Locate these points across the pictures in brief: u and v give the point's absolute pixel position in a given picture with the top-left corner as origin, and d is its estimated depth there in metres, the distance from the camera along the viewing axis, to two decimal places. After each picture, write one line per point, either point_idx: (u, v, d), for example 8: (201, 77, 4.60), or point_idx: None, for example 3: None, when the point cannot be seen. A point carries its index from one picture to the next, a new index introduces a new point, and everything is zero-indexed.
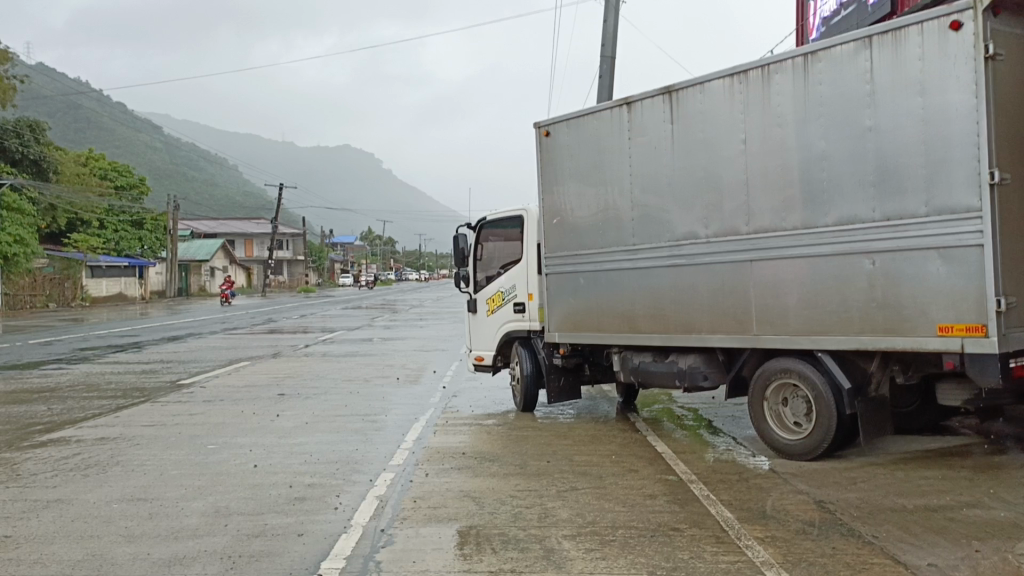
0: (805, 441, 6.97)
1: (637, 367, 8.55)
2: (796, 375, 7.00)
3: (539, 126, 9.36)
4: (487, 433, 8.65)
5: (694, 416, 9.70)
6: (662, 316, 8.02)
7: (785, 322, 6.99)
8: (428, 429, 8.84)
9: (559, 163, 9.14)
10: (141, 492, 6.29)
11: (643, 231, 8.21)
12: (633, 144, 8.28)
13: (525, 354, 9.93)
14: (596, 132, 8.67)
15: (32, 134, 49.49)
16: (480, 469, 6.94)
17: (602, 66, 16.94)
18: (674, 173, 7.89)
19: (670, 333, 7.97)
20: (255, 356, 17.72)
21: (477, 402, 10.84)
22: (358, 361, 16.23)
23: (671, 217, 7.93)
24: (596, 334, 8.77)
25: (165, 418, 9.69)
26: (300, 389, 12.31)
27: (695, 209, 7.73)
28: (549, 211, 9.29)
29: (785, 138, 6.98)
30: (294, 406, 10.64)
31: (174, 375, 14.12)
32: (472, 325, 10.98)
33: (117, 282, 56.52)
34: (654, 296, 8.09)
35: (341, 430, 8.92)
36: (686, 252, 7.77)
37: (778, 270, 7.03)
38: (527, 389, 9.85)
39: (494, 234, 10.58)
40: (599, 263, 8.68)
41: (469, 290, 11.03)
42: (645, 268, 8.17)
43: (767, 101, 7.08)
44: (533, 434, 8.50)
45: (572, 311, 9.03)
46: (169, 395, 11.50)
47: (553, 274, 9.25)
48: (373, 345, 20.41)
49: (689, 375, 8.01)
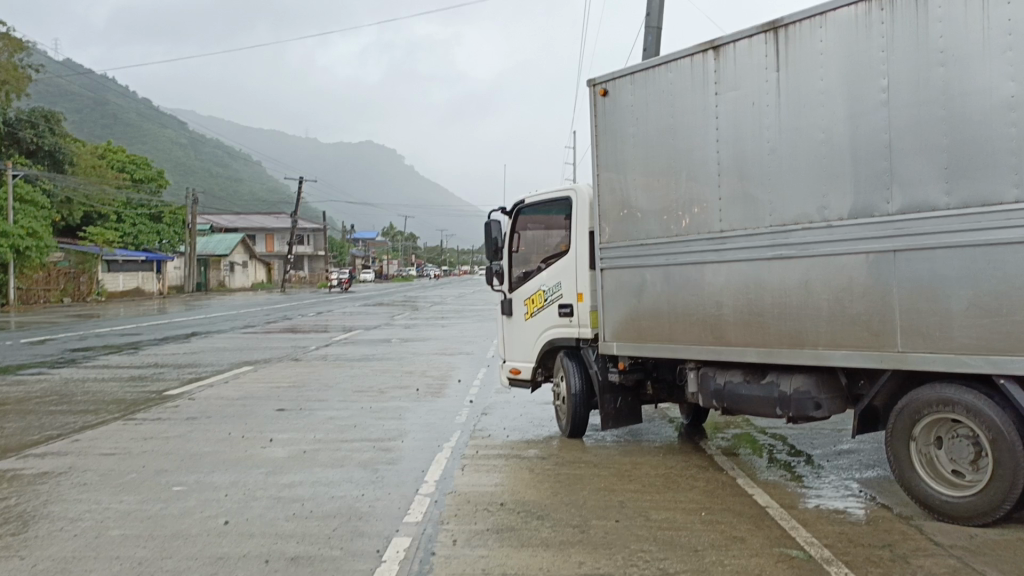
0: (976, 499, 5.08)
1: (721, 389, 6.67)
2: (960, 409, 5.08)
3: (593, 83, 7.46)
4: (530, 469, 6.82)
5: (782, 448, 7.84)
6: (760, 325, 6.15)
7: (946, 334, 5.10)
8: (454, 465, 7.02)
9: (620, 130, 7.25)
10: (59, 569, 4.53)
11: (733, 213, 6.34)
12: (721, 101, 6.40)
13: (571, 368, 8.07)
14: (670, 88, 6.78)
15: (48, 124, 48.33)
16: (527, 533, 5.11)
17: (648, 38, 14.96)
18: (780, 138, 6.02)
19: (771, 346, 6.10)
20: (261, 359, 15.96)
21: (512, 424, 9.01)
22: (372, 367, 14.44)
23: (775, 195, 6.06)
24: (668, 347, 6.91)
25: (133, 443, 7.94)
26: (303, 403, 10.51)
27: (808, 182, 5.84)
28: (606, 191, 7.43)
29: (949, 83, 5.10)
30: (291, 426, 8.86)
31: (163, 383, 12.39)
32: (506, 332, 9.16)
33: (134, 276, 55.35)
34: (749, 297, 6.22)
35: (345, 464, 7.13)
36: (796, 240, 5.89)
37: (936, 263, 5.14)
38: (574, 411, 8.03)
39: (535, 221, 8.72)
40: (672, 256, 6.81)
41: (503, 288, 9.20)
42: (738, 261, 6.29)
43: (923, 32, 5.20)
44: (589, 472, 6.66)
45: (635, 317, 7.18)
46: (149, 411, 9.75)
47: (610, 269, 7.40)
48: (392, 347, 18.60)
49: (795, 402, 6.13)
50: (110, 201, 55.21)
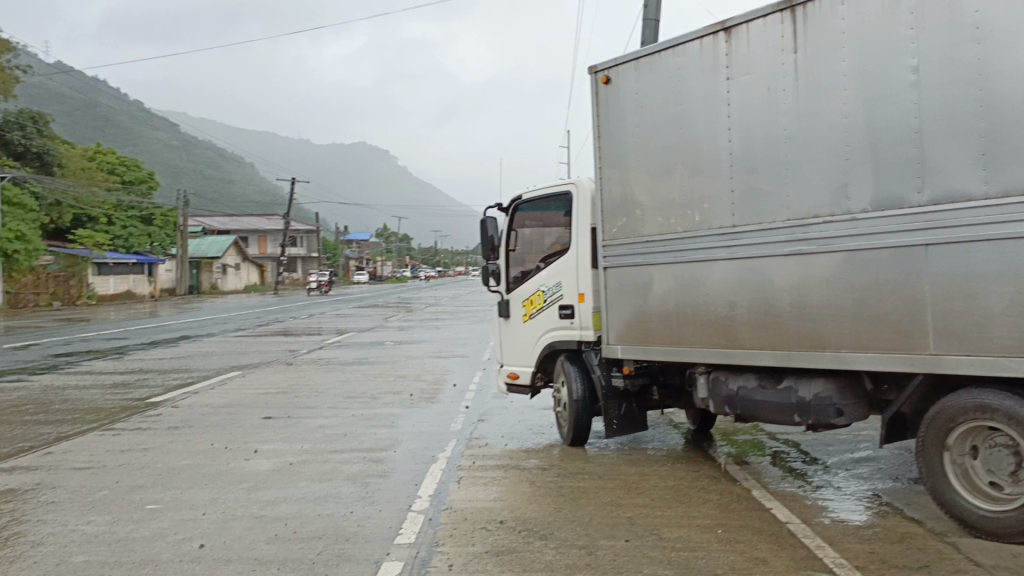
0: (1017, 514, 4.66)
1: (735, 395, 6.24)
2: (1000, 417, 4.66)
3: (595, 70, 7.03)
4: (530, 482, 6.39)
5: (795, 455, 7.43)
6: (777, 326, 5.73)
7: (983, 335, 4.69)
8: (450, 477, 6.59)
9: (624, 119, 6.83)
10: None
11: (746, 206, 5.93)
12: (733, 86, 5.98)
13: (573, 372, 7.64)
14: (678, 73, 6.36)
15: (36, 126, 47.68)
16: (529, 556, 4.67)
17: (647, 30, 14.52)
18: (798, 125, 5.60)
19: (788, 349, 5.68)
20: (250, 364, 15.49)
21: (510, 431, 8.57)
22: (365, 372, 13.99)
23: (792, 186, 5.64)
24: (676, 350, 6.49)
25: (108, 456, 7.48)
26: (291, 411, 10.06)
27: (828, 172, 5.43)
28: (608, 185, 7.00)
29: (985, 61, 4.69)
30: (278, 436, 8.41)
31: (147, 390, 11.93)
32: (504, 335, 8.73)
33: (124, 279, 54.75)
34: (764, 297, 5.80)
35: (333, 478, 6.69)
36: (816, 235, 5.48)
37: (972, 258, 4.72)
38: (576, 418, 7.60)
39: (533, 217, 8.28)
40: (680, 253, 6.39)
41: (500, 289, 8.77)
42: (752, 257, 5.87)
43: (957, 7, 4.79)
44: (594, 485, 6.23)
45: (641, 318, 6.76)
46: (128, 420, 9.28)
47: (614, 268, 6.97)
48: (386, 349, 18.15)
49: (815, 408, 5.71)
50: (100, 203, 54.57)
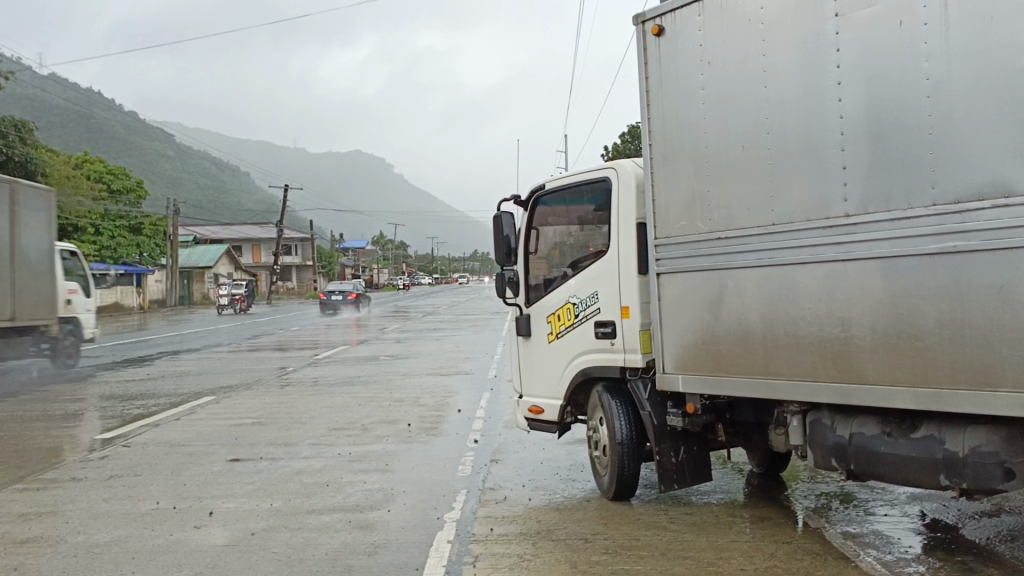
0: None
1: (846, 444, 4.61)
2: None
3: (642, 19, 5.38)
4: (571, 564, 4.74)
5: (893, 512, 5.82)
6: (917, 352, 4.12)
7: None
8: (463, 558, 4.92)
9: (682, 80, 5.21)
10: None
11: (866, 189, 4.32)
12: (845, 26, 4.39)
13: (615, 408, 5.99)
14: (764, 12, 4.75)
15: (19, 134, 45.74)
16: None
17: None
18: (948, 72, 4.01)
19: (938, 386, 4.06)
20: (228, 387, 13.70)
21: (531, 478, 6.90)
22: (356, 394, 12.28)
23: (939, 157, 4.05)
24: (761, 383, 4.85)
25: (19, 525, 5.77)
26: (266, 450, 8.34)
27: (999, 136, 3.85)
28: (662, 167, 5.38)
29: None
30: (245, 489, 6.72)
31: (100, 423, 10.16)
32: (524, 358, 7.07)
33: (113, 291, 52.84)
34: (898, 312, 4.18)
35: (306, 558, 5.02)
36: (981, 226, 3.89)
37: None
38: (620, 466, 5.95)
39: (559, 211, 6.69)
40: (766, 253, 4.79)
41: (519, 301, 7.11)
42: (878, 258, 4.26)
43: None
44: (657, 571, 4.58)
45: (711, 341, 5.13)
46: (63, 468, 7.54)
47: (672, 274, 5.36)
48: (382, 366, 16.40)
49: (973, 468, 4.12)
50: (87, 213, 52.61)
